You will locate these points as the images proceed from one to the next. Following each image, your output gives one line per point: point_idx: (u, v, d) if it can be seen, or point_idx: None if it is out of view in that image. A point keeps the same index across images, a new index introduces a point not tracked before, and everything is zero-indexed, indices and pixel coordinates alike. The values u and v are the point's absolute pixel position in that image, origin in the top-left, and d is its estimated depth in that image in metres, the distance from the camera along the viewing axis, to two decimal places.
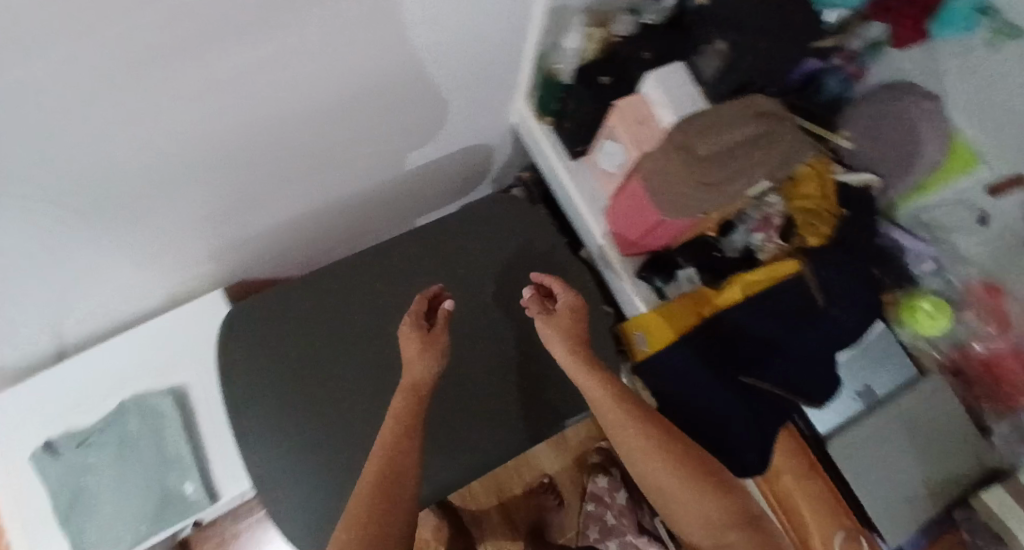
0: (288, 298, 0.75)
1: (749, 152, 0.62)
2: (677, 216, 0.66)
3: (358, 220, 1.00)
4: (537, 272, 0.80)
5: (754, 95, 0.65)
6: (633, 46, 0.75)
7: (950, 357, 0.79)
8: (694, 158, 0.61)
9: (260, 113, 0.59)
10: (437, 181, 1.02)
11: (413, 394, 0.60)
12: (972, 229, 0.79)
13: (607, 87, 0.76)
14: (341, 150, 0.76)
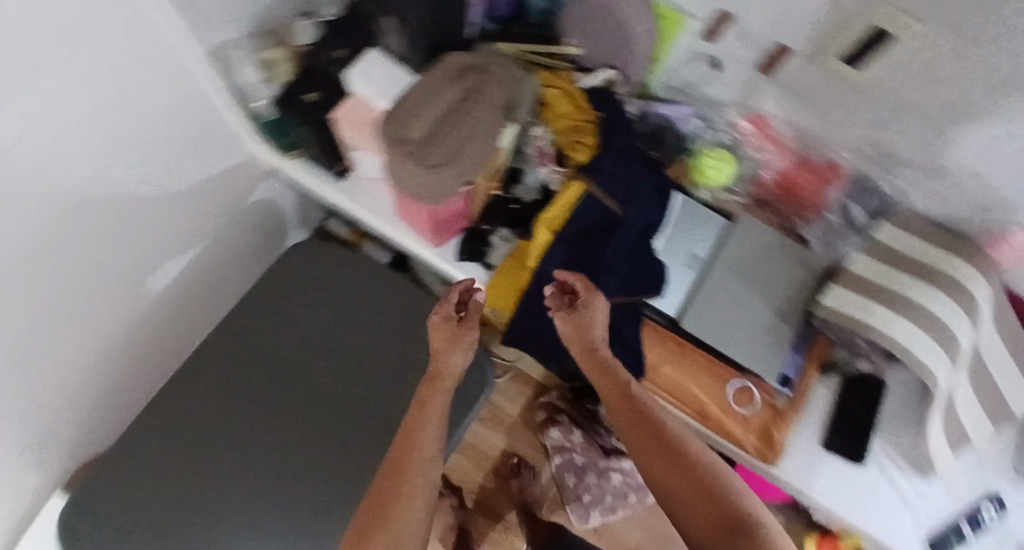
0: (135, 465, 0.73)
1: (461, 117, 0.60)
2: (432, 199, 0.64)
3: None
4: (357, 303, 0.82)
5: (447, 58, 0.63)
6: (319, 50, 0.69)
7: (750, 193, 0.85)
8: (409, 148, 0.58)
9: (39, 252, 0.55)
10: (234, 265, 0.94)
11: (442, 391, 0.61)
12: (712, 75, 0.78)
13: (315, 103, 0.70)
14: (107, 312, 0.71)
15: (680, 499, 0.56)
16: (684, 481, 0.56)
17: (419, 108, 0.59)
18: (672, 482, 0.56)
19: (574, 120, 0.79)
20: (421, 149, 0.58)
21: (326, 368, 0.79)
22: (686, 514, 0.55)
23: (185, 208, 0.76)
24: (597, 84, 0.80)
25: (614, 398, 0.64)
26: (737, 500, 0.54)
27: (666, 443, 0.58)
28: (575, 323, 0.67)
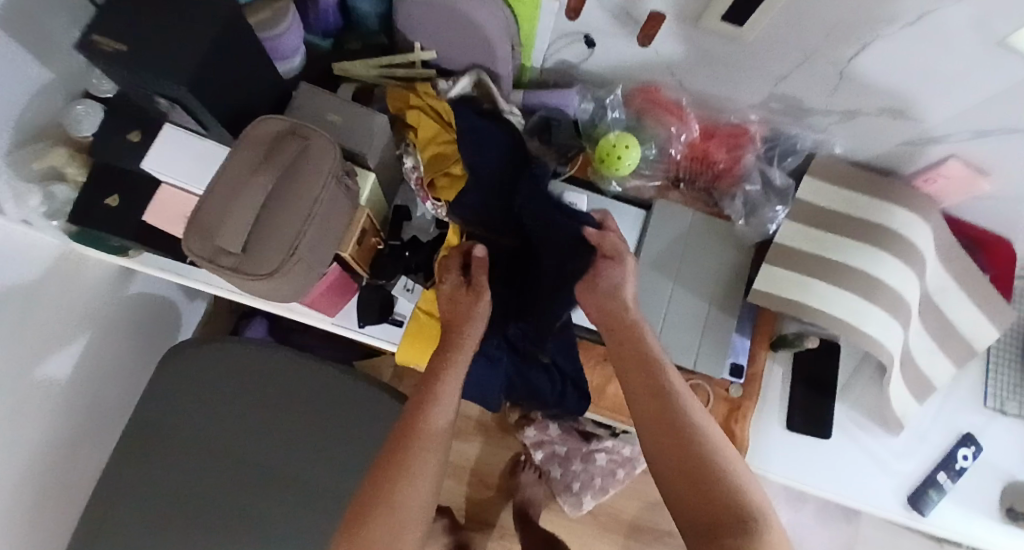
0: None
1: (285, 206, 0.48)
2: (283, 296, 0.53)
3: (80, 471, 0.84)
4: (257, 393, 0.76)
5: (251, 128, 0.50)
6: (109, 141, 0.58)
7: (663, 172, 0.77)
8: (232, 260, 0.48)
9: None
10: (114, 362, 0.89)
11: (452, 368, 0.57)
12: (590, 53, 0.69)
13: (122, 204, 0.59)
14: None
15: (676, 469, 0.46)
16: (677, 442, 0.47)
17: (229, 207, 0.48)
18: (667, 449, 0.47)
19: (452, 142, 0.69)
20: (245, 262, 0.48)
21: (248, 469, 0.75)
22: (666, 470, 0.47)
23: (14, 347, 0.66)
24: (464, 89, 0.69)
25: (627, 349, 0.55)
26: (729, 469, 0.45)
27: (663, 398, 0.50)
28: (602, 272, 0.59)
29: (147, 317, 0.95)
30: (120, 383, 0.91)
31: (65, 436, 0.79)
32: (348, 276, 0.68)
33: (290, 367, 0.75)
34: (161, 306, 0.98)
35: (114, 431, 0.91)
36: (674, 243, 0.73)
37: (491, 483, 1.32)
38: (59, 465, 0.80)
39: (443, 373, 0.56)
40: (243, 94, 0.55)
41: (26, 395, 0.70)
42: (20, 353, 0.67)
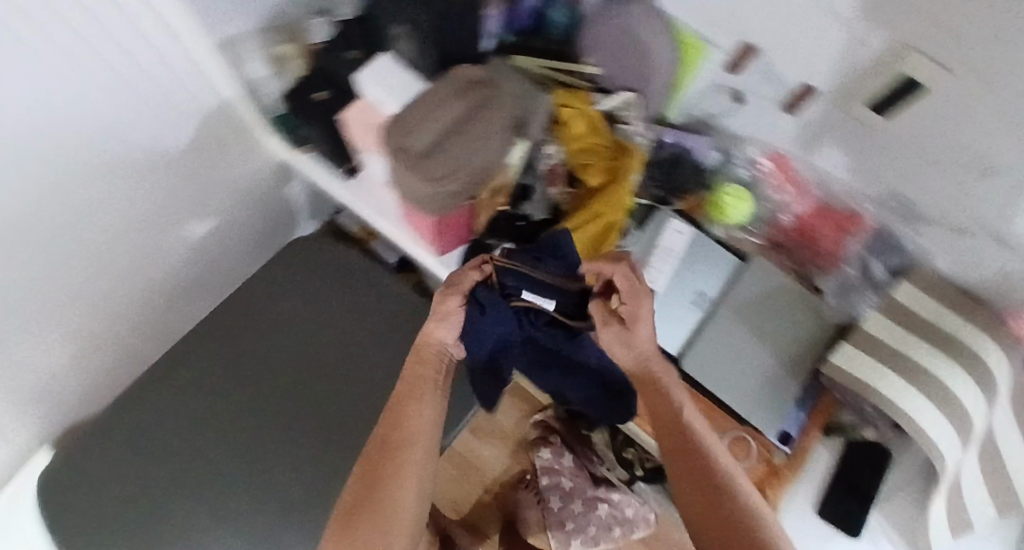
0: (147, 413, 0.83)
1: (462, 134, 0.58)
2: (431, 207, 0.64)
3: (180, 312, 0.96)
4: (347, 297, 0.89)
5: (459, 69, 0.61)
6: (336, 51, 0.70)
7: (767, 234, 0.82)
8: (411, 157, 0.59)
9: (35, 224, 0.59)
10: (236, 246, 1.00)
11: (427, 385, 0.68)
12: (734, 109, 0.77)
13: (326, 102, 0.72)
14: (105, 272, 0.75)
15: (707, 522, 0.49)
16: (697, 482, 0.56)
17: (426, 118, 0.59)
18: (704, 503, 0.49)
19: (594, 145, 0.76)
20: (418, 161, 0.59)
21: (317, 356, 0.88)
22: (699, 517, 0.55)
23: (187, 188, 0.79)
24: (615, 106, 0.77)
25: (654, 405, 0.61)
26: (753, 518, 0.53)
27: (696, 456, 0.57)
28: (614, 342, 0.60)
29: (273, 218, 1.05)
30: (238, 261, 1.04)
31: (183, 279, 0.92)
32: (468, 225, 0.78)
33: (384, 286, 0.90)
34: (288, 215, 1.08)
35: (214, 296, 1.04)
36: (759, 298, 0.77)
37: (491, 489, 1.33)
38: (168, 300, 0.92)
39: (419, 390, 0.67)
40: (453, 46, 0.66)
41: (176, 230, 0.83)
42: (186, 196, 0.80)
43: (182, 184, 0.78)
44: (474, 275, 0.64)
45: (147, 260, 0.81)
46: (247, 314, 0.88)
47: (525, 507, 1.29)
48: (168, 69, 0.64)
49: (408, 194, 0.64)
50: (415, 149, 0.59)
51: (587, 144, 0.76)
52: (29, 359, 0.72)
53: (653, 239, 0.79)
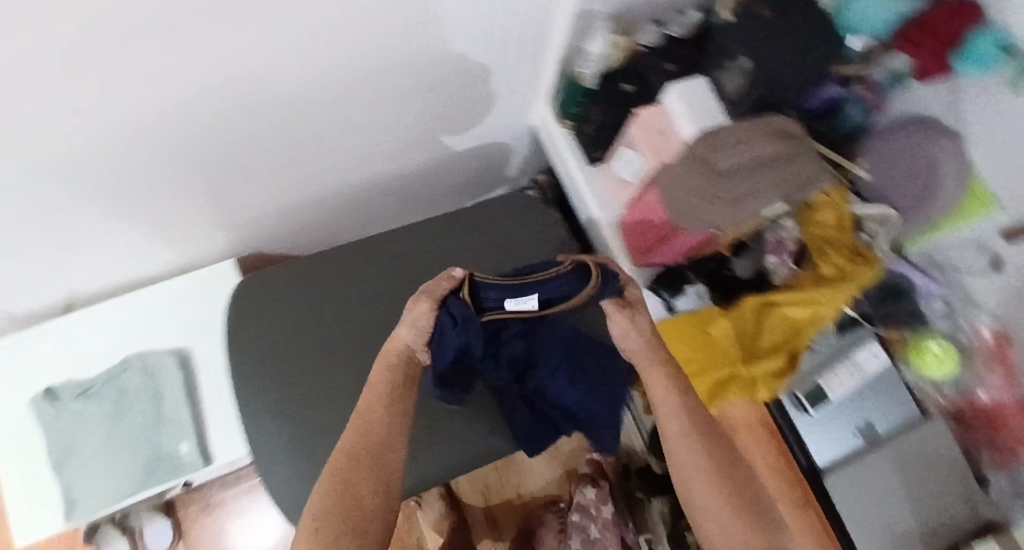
0: (289, 276, 0.79)
1: (761, 172, 0.59)
2: (689, 224, 0.65)
3: (379, 207, 1.03)
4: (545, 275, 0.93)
5: (775, 117, 0.63)
6: (655, 57, 0.72)
7: (952, 402, 0.78)
8: (703, 171, 0.60)
9: (360, 66, 0.63)
10: (450, 177, 1.04)
11: (368, 399, 0.54)
12: (983, 272, 0.75)
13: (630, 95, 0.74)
14: (362, 142, 0.81)
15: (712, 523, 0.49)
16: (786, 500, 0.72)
17: (733, 143, 0.60)
18: (700, 497, 0.50)
19: (831, 234, 0.74)
20: (709, 177, 0.60)
21: None
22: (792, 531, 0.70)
23: (463, 112, 0.84)
24: (869, 214, 0.74)
25: (760, 460, 0.73)
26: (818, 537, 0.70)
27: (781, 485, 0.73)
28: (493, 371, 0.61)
29: (489, 172, 1.08)
30: (443, 194, 1.09)
31: (402, 182, 0.98)
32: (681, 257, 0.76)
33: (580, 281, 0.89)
34: (499, 177, 1.11)
35: (408, 212, 1.10)
36: (927, 461, 0.73)
37: (521, 497, 1.30)
38: (380, 193, 0.99)
39: (393, 396, 0.55)
40: (767, 100, 0.67)
41: (431, 141, 0.89)
42: (454, 118, 0.85)
43: (466, 106, 0.83)
44: (426, 307, 0.58)
45: (383, 160, 0.89)
46: (437, 237, 0.83)
47: (546, 535, 1.22)
48: (522, 27, 0.70)
49: (675, 202, 0.65)
50: (710, 165, 0.60)
51: (824, 231, 0.74)
52: (258, 192, 0.82)
53: (841, 351, 0.77)
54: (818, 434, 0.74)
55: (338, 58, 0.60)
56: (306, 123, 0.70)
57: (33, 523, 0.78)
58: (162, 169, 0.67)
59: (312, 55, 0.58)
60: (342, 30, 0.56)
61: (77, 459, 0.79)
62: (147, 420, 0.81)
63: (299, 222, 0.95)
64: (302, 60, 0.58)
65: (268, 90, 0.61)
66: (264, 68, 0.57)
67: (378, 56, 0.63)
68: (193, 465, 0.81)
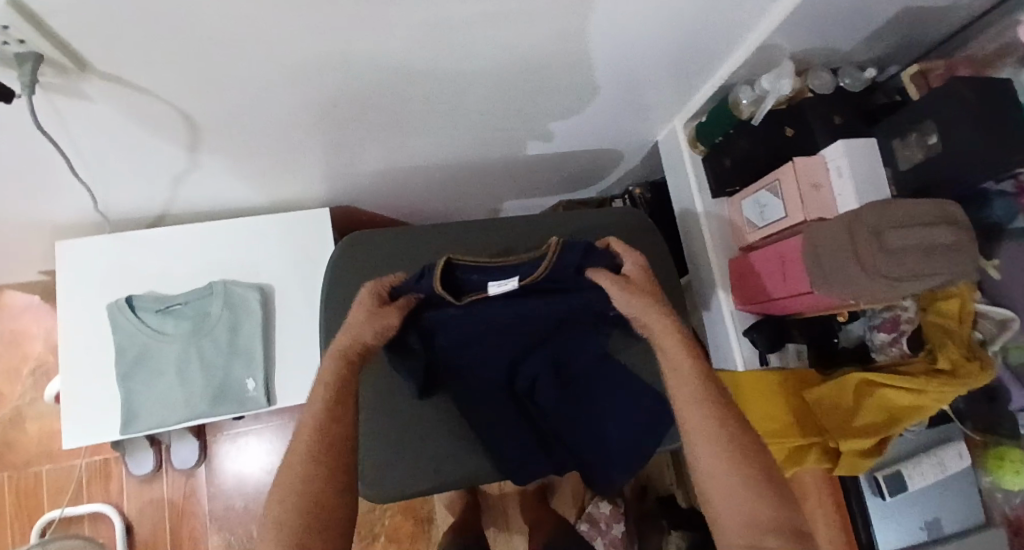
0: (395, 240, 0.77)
1: (934, 260, 0.55)
2: (834, 290, 0.61)
3: (477, 184, 1.02)
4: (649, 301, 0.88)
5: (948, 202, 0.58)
6: (825, 108, 0.70)
7: (1018, 513, 0.76)
8: (873, 243, 0.56)
9: (531, 53, 0.61)
10: (554, 172, 1.02)
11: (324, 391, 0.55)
12: None
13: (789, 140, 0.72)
14: (493, 124, 0.78)
15: (720, 488, 0.54)
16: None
17: (911, 222, 0.56)
18: (703, 453, 0.56)
19: (949, 326, 0.71)
20: (878, 251, 0.56)
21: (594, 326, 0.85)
22: None
23: (596, 116, 0.82)
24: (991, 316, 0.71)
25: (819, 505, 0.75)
26: None
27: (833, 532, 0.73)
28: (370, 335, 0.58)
29: (592, 173, 1.06)
30: (538, 184, 1.07)
31: (509, 167, 0.97)
32: (791, 311, 0.73)
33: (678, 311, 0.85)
34: (598, 179, 1.09)
35: (499, 193, 1.08)
36: None
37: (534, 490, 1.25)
38: (484, 173, 0.97)
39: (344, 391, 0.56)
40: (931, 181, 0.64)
41: (556, 136, 0.87)
42: (587, 119, 0.83)
43: (603, 110, 0.80)
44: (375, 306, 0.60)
45: (504, 143, 0.86)
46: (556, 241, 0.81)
47: None
48: (694, 49, 0.67)
49: (827, 264, 0.60)
50: (880, 238, 0.56)
51: (944, 323, 0.71)
52: (376, 151, 0.80)
53: (926, 443, 0.76)
54: (888, 519, 0.73)
55: (516, 44, 0.58)
56: (451, 96, 0.68)
57: (86, 422, 0.77)
58: (302, 114, 0.65)
59: (496, 35, 0.55)
60: (535, 20, 0.54)
61: (151, 374, 0.78)
62: (221, 346, 0.80)
63: (400, 183, 0.94)
64: (485, 40, 0.56)
65: (448, 58, 0.58)
66: (447, 40, 0.54)
67: (553, 47, 0.60)
68: (257, 403, 0.80)
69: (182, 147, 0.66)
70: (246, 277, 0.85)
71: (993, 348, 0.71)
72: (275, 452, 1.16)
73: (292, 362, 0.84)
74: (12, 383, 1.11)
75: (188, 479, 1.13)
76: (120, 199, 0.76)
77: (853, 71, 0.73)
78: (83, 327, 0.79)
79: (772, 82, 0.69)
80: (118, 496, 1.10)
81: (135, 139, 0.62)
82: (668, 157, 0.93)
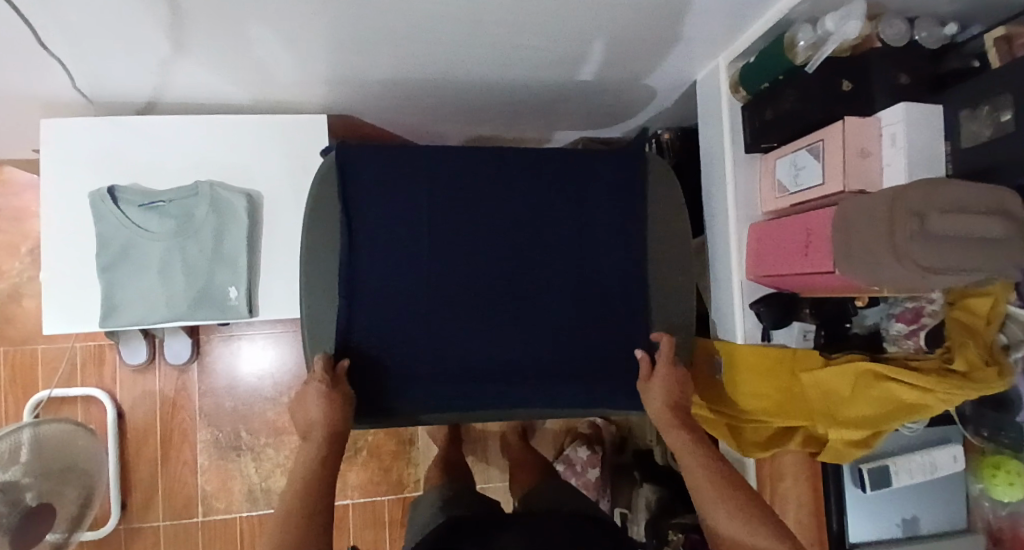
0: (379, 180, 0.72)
1: (978, 254, 0.49)
2: (858, 271, 0.55)
3: (492, 110, 0.95)
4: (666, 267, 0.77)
5: (1005, 189, 0.50)
6: (893, 63, 0.60)
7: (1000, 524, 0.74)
8: (913, 226, 0.49)
9: None
10: (577, 105, 0.94)
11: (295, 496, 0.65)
12: None
13: (842, 98, 0.62)
14: (513, 42, 0.70)
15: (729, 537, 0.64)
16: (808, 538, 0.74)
17: (958, 209, 0.49)
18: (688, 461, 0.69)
19: (973, 326, 0.66)
20: (916, 238, 0.49)
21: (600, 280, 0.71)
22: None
23: (629, 47, 0.73)
24: None
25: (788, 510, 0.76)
26: None
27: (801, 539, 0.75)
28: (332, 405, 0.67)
29: (619, 110, 0.97)
30: (557, 117, 0.99)
31: (529, 95, 0.89)
32: (808, 288, 0.67)
33: (685, 273, 0.78)
34: (625, 116, 1.01)
35: (517, 120, 1.01)
36: None
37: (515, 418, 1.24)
38: (502, 99, 0.90)
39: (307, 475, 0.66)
40: (997, 167, 0.54)
41: (581, 65, 0.78)
42: (616, 49, 0.74)
43: (637, 40, 0.71)
44: (332, 389, 0.67)
45: (524, 66, 0.78)
46: (556, 201, 0.76)
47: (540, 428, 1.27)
48: None
49: (854, 242, 0.54)
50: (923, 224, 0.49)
51: (967, 320, 0.66)
52: (380, 60, 0.73)
53: (919, 443, 0.73)
54: (862, 511, 0.70)
55: None
56: (466, 8, 0.60)
57: (70, 310, 0.76)
58: (298, 8, 0.58)
59: None
60: None
61: (136, 270, 0.76)
62: (205, 251, 0.77)
63: (410, 99, 0.87)
64: None
65: None
66: None
67: None
68: (238, 312, 0.78)
69: (165, 29, 0.59)
70: (236, 182, 0.80)
71: (1015, 354, 0.65)
72: (267, 358, 1.17)
73: (278, 273, 0.81)
74: (10, 260, 1.11)
75: (180, 374, 1.15)
76: (105, 82, 0.71)
77: (932, 25, 0.63)
78: (66, 215, 0.76)
79: (837, 23, 0.58)
80: (112, 383, 1.13)
81: (113, 15, 0.55)
82: (704, 100, 0.84)
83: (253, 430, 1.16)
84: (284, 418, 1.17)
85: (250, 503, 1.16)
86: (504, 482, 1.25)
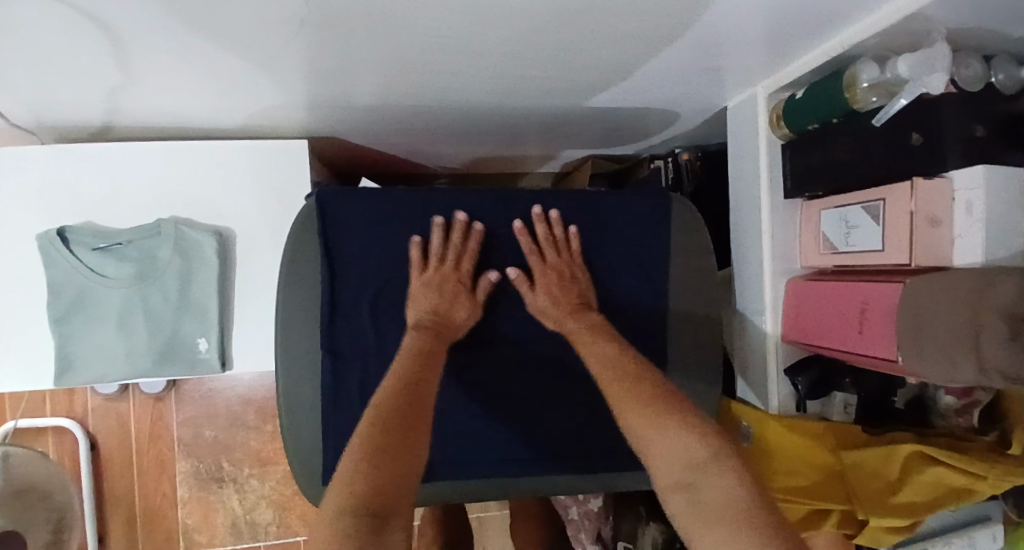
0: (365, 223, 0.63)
1: None
2: (930, 367, 0.47)
3: (493, 132, 0.85)
4: (686, 322, 0.70)
5: None
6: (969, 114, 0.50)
7: None
8: (1003, 331, 0.41)
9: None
10: (590, 126, 0.84)
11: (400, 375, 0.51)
12: None
13: (909, 152, 0.53)
14: (520, 70, 0.60)
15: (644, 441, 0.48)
16: None
17: None
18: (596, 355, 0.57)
19: None
20: (1008, 345, 0.41)
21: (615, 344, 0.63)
22: None
23: (654, 75, 0.63)
24: None
25: None
26: None
27: None
28: (445, 306, 0.61)
29: (635, 131, 0.88)
30: (565, 137, 0.90)
31: (536, 119, 0.79)
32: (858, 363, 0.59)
33: (708, 327, 0.71)
34: (641, 136, 0.91)
35: (521, 140, 0.91)
36: None
37: None
38: (504, 122, 0.80)
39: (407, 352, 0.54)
40: None
41: (597, 91, 0.69)
42: (639, 77, 0.64)
43: (665, 68, 0.61)
44: (438, 269, 0.62)
45: (531, 92, 0.68)
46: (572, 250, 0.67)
47: None
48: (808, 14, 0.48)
49: (929, 333, 0.46)
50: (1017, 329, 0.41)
51: None
52: (366, 86, 0.63)
53: (956, 519, 0.67)
54: None
55: None
56: (466, 35, 0.50)
57: (19, 366, 0.68)
58: (266, 38, 0.48)
59: None
60: None
61: (92, 322, 0.68)
62: (171, 298, 0.68)
63: (401, 122, 0.77)
64: None
65: None
66: None
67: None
68: (210, 367, 0.70)
69: (107, 60, 0.49)
70: (204, 218, 0.71)
71: None
72: (249, 385, 1.10)
73: (254, 320, 0.73)
74: None
75: (156, 402, 1.07)
76: (47, 110, 0.61)
77: (1011, 64, 0.52)
78: (9, 258, 0.67)
79: (915, 70, 0.48)
80: (82, 413, 1.05)
81: (40, 49, 0.45)
82: (733, 130, 0.74)
83: (236, 460, 1.10)
84: (269, 448, 1.10)
85: (234, 536, 1.10)
86: (501, 510, 1.19)
